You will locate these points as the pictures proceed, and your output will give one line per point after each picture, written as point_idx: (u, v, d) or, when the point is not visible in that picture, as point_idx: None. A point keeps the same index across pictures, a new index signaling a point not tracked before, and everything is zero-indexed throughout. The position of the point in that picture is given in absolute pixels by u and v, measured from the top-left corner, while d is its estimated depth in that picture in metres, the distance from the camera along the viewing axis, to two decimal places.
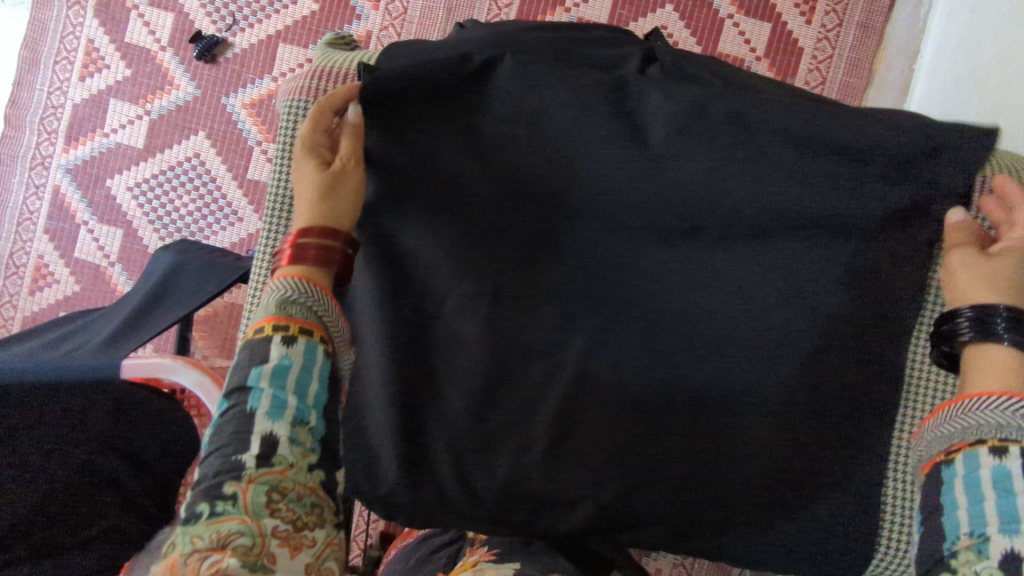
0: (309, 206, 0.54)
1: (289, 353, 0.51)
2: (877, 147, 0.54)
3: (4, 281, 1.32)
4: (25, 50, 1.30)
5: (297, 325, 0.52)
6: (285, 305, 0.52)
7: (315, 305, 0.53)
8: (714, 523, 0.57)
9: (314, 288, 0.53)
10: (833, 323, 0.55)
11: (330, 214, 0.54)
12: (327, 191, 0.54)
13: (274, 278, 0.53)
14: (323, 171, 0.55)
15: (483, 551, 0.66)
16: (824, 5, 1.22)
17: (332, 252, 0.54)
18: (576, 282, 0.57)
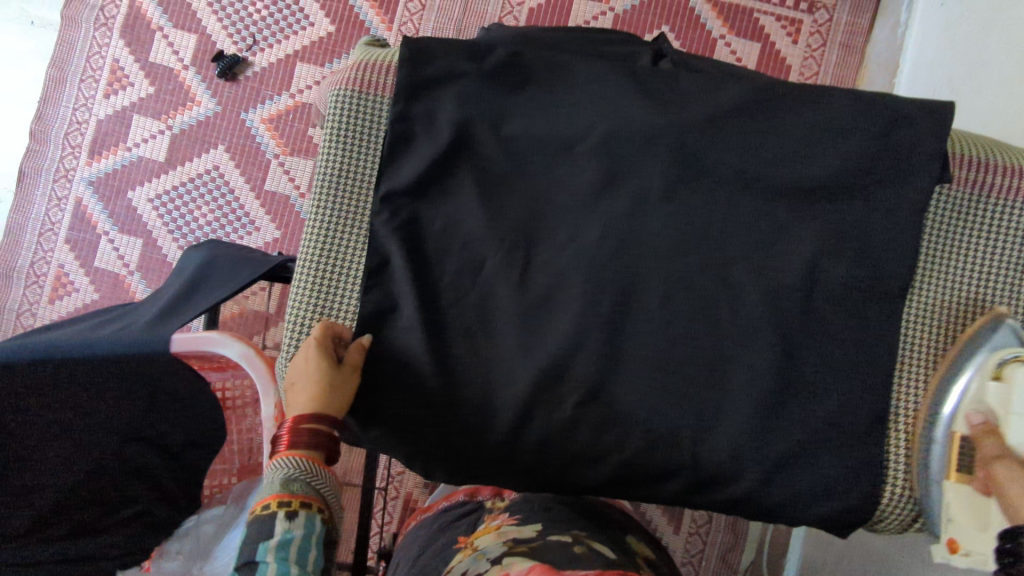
0: (319, 394, 0.58)
1: (291, 527, 0.53)
2: (862, 127, 0.61)
3: (24, 290, 1.35)
4: (52, 69, 1.36)
5: (298, 500, 0.55)
6: (287, 483, 0.55)
7: (314, 480, 0.57)
8: (732, 473, 0.62)
9: (312, 465, 0.57)
10: (828, 287, 0.61)
11: (329, 400, 0.59)
12: (329, 385, 0.58)
13: (275, 457, 0.58)
14: (330, 361, 0.59)
15: (504, 517, 0.76)
16: (808, 27, 1.32)
17: (322, 436, 0.58)
18: (600, 251, 0.62)
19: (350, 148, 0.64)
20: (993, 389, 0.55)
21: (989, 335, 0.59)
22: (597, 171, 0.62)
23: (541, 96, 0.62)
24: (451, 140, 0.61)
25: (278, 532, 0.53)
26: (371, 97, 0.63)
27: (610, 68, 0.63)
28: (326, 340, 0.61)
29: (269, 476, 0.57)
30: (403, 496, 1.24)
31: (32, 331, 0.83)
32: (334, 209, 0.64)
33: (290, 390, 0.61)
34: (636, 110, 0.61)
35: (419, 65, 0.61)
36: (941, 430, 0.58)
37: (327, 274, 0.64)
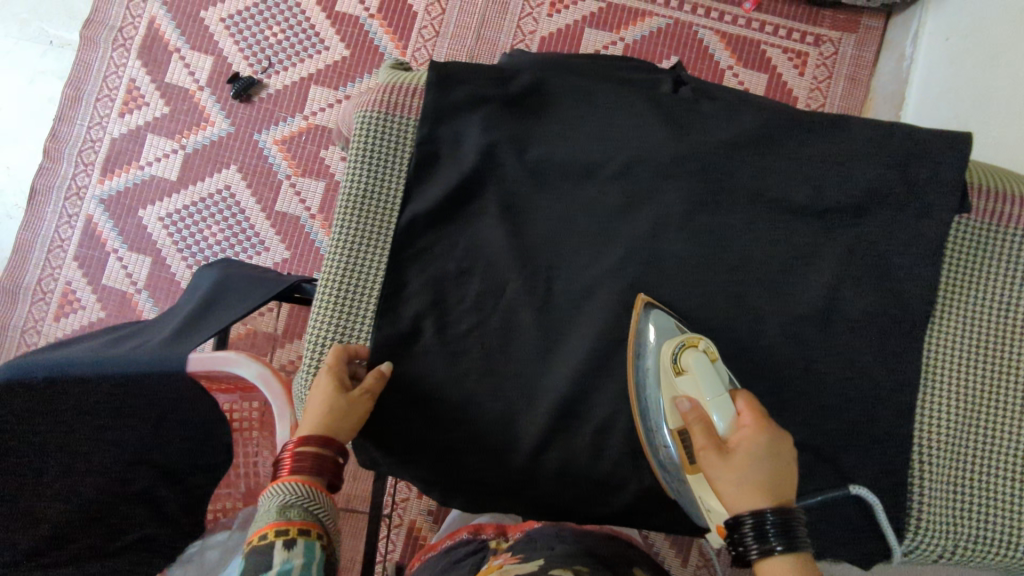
0: (326, 423, 0.58)
1: (290, 557, 0.53)
2: (882, 157, 0.62)
3: (30, 306, 1.34)
4: (68, 88, 1.38)
5: (296, 528, 0.54)
6: (283, 510, 0.54)
7: (311, 505, 0.56)
8: None
9: (313, 491, 0.56)
10: (850, 313, 0.62)
11: (337, 429, 0.58)
12: (337, 414, 0.58)
13: (276, 482, 0.57)
14: (342, 392, 0.59)
15: (507, 556, 0.71)
16: (814, 59, 1.34)
17: (327, 461, 0.57)
18: (623, 275, 0.62)
19: (376, 167, 0.65)
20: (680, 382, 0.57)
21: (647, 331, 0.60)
22: (620, 195, 0.63)
23: (565, 120, 0.64)
24: (477, 162, 0.62)
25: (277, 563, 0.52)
26: (399, 118, 0.65)
27: (633, 96, 0.64)
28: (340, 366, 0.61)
29: (267, 501, 0.56)
30: (407, 525, 1.21)
31: (51, 346, 0.82)
32: (358, 227, 0.64)
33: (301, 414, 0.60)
34: (657, 136, 0.62)
35: (445, 92, 0.63)
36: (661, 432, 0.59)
37: (349, 292, 0.64)
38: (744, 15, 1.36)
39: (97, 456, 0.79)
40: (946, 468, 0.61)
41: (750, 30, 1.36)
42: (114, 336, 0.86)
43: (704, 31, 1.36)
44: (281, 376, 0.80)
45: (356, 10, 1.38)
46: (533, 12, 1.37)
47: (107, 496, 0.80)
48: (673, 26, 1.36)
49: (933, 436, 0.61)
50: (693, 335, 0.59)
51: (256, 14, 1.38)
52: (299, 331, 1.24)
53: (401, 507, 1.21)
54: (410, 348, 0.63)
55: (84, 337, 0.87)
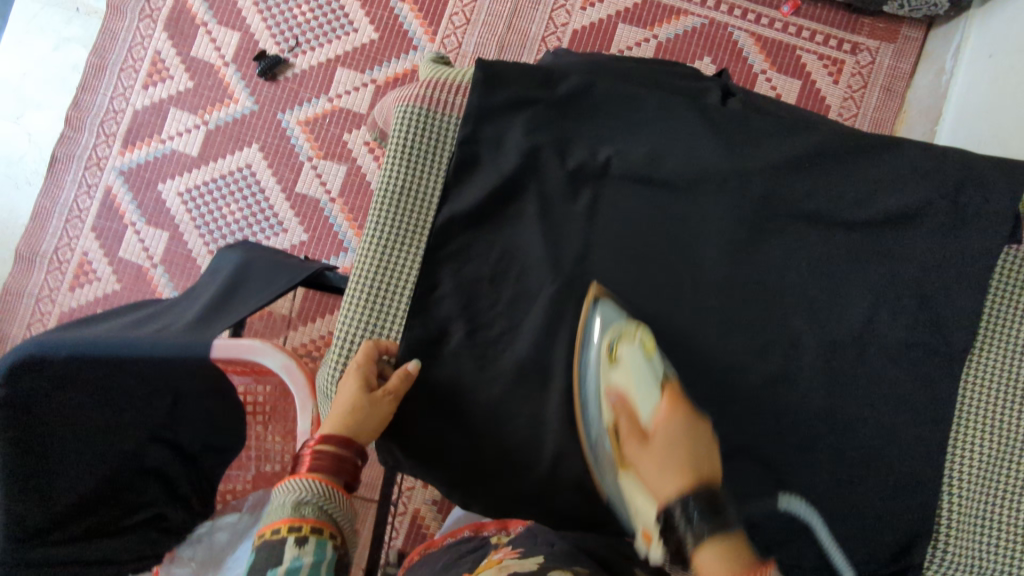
0: (350, 422, 0.59)
1: (300, 553, 0.53)
2: (916, 184, 0.63)
3: (45, 275, 1.34)
4: (93, 57, 1.36)
5: (309, 525, 0.55)
6: (298, 506, 0.55)
7: (326, 502, 0.56)
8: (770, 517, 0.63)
9: (329, 489, 0.57)
10: (889, 337, 0.63)
11: (359, 428, 0.59)
12: (360, 411, 0.59)
13: (293, 478, 0.58)
14: (365, 392, 0.60)
15: (507, 549, 0.67)
16: (850, 67, 1.32)
17: (344, 462, 0.59)
18: (652, 284, 0.65)
19: (416, 160, 0.67)
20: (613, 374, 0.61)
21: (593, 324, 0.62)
22: (653, 204, 0.65)
23: (606, 129, 0.66)
24: (518, 164, 0.64)
25: (288, 558, 0.53)
26: (441, 114, 0.68)
27: (674, 111, 0.65)
28: (367, 367, 0.62)
29: (282, 496, 0.57)
30: (411, 513, 1.20)
31: (73, 325, 0.81)
32: (395, 219, 0.67)
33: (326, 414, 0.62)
34: (703, 148, 0.64)
35: (491, 98, 0.65)
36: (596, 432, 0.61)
37: (382, 282, 0.66)
38: (782, 18, 1.33)
39: (109, 439, 0.77)
40: (973, 497, 0.62)
41: (786, 34, 1.33)
42: (136, 318, 0.85)
43: (739, 33, 1.33)
44: (305, 368, 0.82)
45: None
46: (567, 4, 1.35)
47: (114, 477, 0.79)
48: (708, 26, 1.33)
49: (965, 462, 0.62)
50: (632, 327, 0.62)
51: None
52: (315, 314, 1.24)
53: (406, 495, 1.20)
54: (443, 344, 0.64)
55: (102, 317, 0.86)
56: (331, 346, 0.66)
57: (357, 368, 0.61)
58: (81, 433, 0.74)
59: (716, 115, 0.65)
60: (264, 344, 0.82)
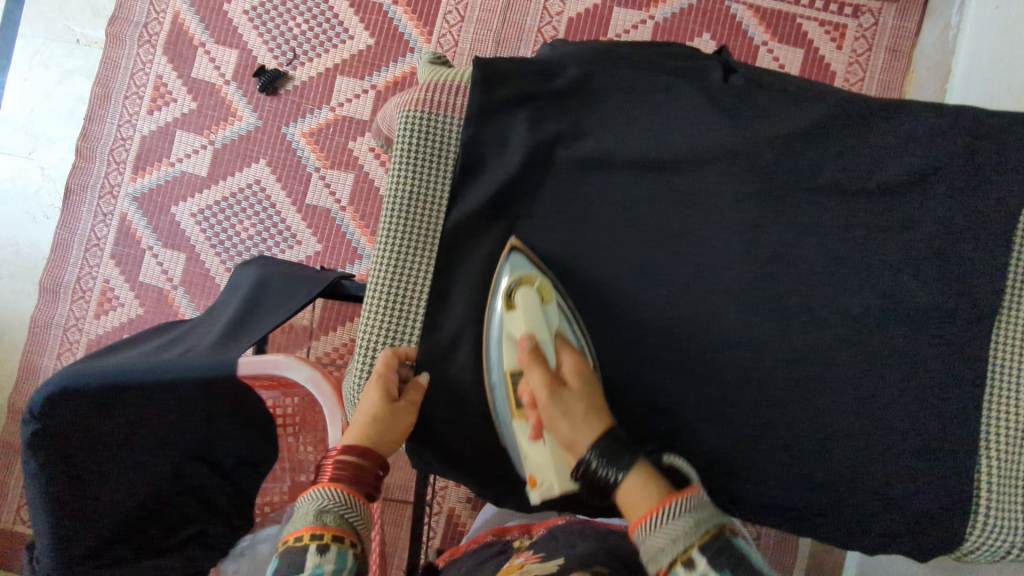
0: (369, 434, 0.62)
1: (321, 561, 0.53)
2: (930, 144, 0.62)
3: (70, 305, 1.36)
4: (97, 86, 1.38)
5: (330, 534, 0.55)
6: (320, 514, 0.56)
7: (346, 510, 0.57)
8: (802, 487, 0.64)
9: (349, 498, 0.58)
10: (913, 302, 0.63)
11: (379, 441, 0.62)
12: (378, 426, 0.61)
13: (316, 484, 0.59)
14: (383, 406, 0.61)
15: (528, 554, 0.69)
16: (853, 31, 1.30)
17: (365, 473, 0.60)
18: (665, 268, 0.66)
19: (422, 164, 0.68)
20: (513, 319, 0.66)
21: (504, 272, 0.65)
22: (661, 189, 0.66)
23: (610, 118, 0.66)
24: (523, 161, 0.65)
25: (310, 566, 0.53)
26: (443, 116, 0.68)
27: (677, 95, 0.65)
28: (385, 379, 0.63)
29: (305, 505, 0.58)
30: (446, 512, 1.21)
31: (101, 352, 0.83)
32: (405, 224, 0.67)
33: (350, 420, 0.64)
34: (708, 128, 0.64)
35: (493, 95, 0.65)
36: (496, 375, 0.65)
37: (397, 290, 0.67)
38: None
39: (144, 461, 0.78)
40: (1008, 458, 0.62)
41: (785, 3, 1.31)
42: (163, 340, 0.87)
43: (737, 6, 1.31)
44: (331, 379, 0.83)
45: None
46: None
47: (152, 500, 0.80)
48: (704, 2, 1.31)
49: (1003, 423, 0.63)
50: (532, 274, 0.66)
51: (279, 5, 1.37)
52: (334, 323, 1.25)
53: (440, 495, 1.22)
54: (465, 342, 0.66)
55: (127, 344, 0.87)
56: (353, 356, 0.68)
57: (377, 380, 0.62)
58: (113, 457, 0.76)
59: (720, 93, 0.65)
60: (288, 359, 0.82)
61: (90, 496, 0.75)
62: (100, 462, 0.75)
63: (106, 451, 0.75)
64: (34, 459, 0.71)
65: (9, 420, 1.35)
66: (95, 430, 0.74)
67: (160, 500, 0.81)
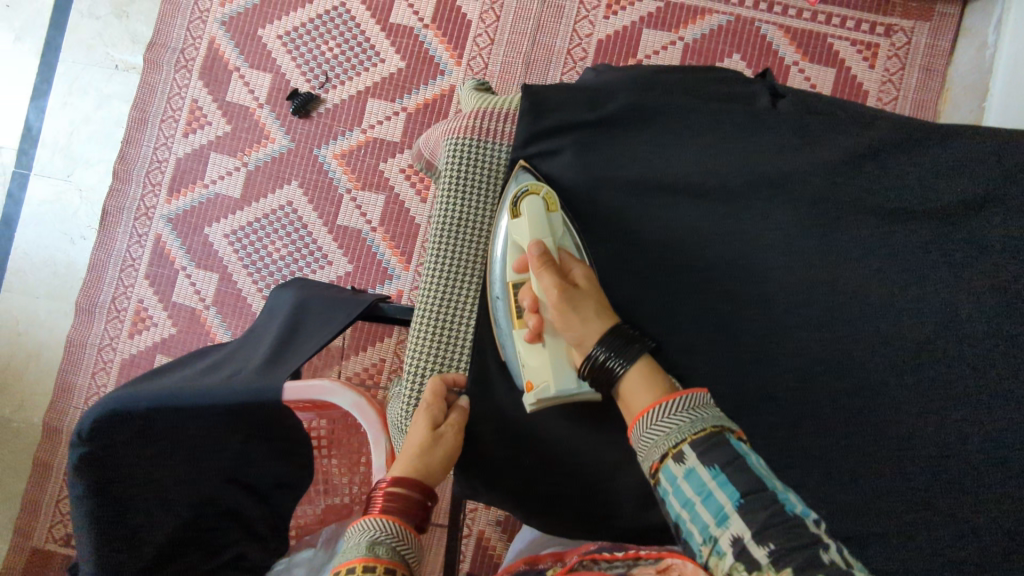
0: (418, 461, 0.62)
1: None
2: (984, 168, 0.61)
3: (105, 325, 1.38)
4: (135, 111, 1.41)
5: (383, 566, 0.53)
6: (371, 546, 0.54)
7: (398, 545, 0.55)
8: None
9: (401, 530, 0.56)
10: (974, 332, 0.60)
11: (428, 469, 0.63)
12: (427, 453, 0.63)
13: (366, 519, 0.58)
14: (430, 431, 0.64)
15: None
16: (886, 50, 1.29)
17: (416, 504, 0.60)
18: (713, 293, 0.66)
19: (469, 190, 0.69)
20: (518, 226, 0.64)
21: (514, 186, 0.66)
22: (709, 213, 0.65)
23: (656, 144, 0.66)
24: (570, 185, 0.67)
25: None
26: (491, 142, 0.69)
27: (723, 121, 0.66)
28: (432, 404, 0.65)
29: (356, 539, 0.56)
30: (476, 534, 1.20)
31: (146, 376, 0.84)
32: (454, 250, 0.69)
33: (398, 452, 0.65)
34: (755, 154, 0.64)
35: (540, 123, 0.66)
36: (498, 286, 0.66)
37: (445, 316, 0.69)
38: (809, 7, 1.31)
39: (188, 485, 0.78)
40: None
41: (816, 23, 1.31)
42: (207, 364, 0.87)
43: (767, 27, 1.31)
44: (375, 404, 0.83)
45: (410, 20, 1.38)
46: (590, 14, 1.35)
47: (192, 526, 0.80)
48: (734, 23, 1.32)
49: None
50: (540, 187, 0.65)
51: (312, 30, 1.39)
52: (366, 344, 1.26)
53: (470, 518, 1.20)
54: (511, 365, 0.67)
55: (175, 365, 0.89)
56: (403, 382, 0.70)
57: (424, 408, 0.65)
58: (158, 479, 0.76)
59: (766, 119, 0.65)
60: (333, 385, 0.82)
61: (134, 526, 0.75)
62: (146, 485, 0.75)
63: (153, 473, 0.76)
64: (81, 482, 0.72)
65: (43, 438, 1.36)
66: (140, 453, 0.75)
67: (197, 529, 0.80)
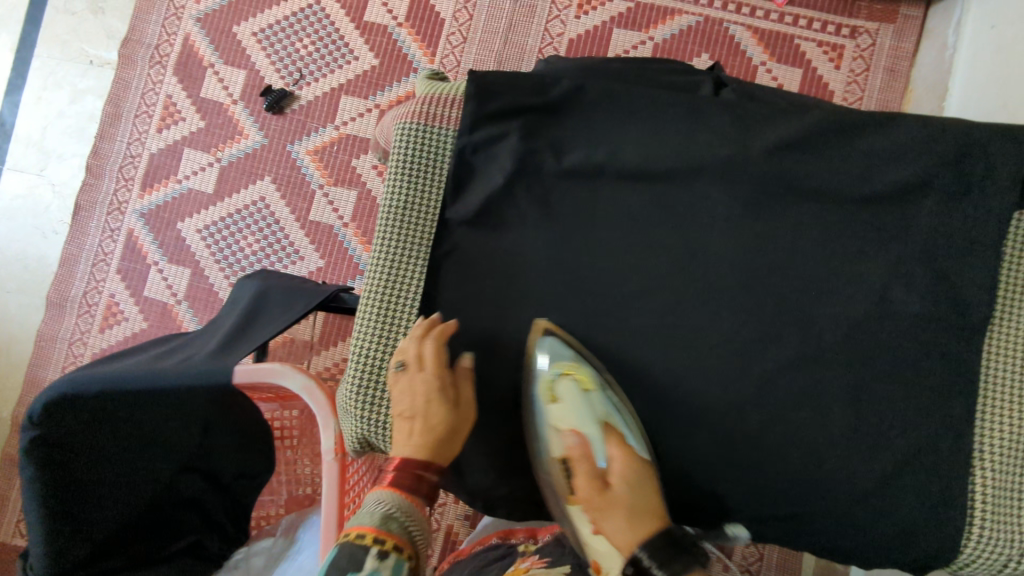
0: (435, 442, 0.64)
1: (380, 566, 0.58)
2: (913, 155, 0.64)
3: (76, 319, 1.38)
4: (109, 106, 1.42)
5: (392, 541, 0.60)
6: (386, 521, 0.61)
7: (410, 524, 0.63)
8: (789, 491, 0.65)
9: (413, 510, 0.63)
10: (905, 312, 0.64)
11: (442, 448, 0.64)
12: (448, 432, 0.64)
13: (379, 492, 0.64)
14: (449, 409, 0.64)
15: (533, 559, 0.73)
16: (851, 52, 1.31)
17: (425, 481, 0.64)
18: (658, 277, 0.67)
19: (416, 174, 0.71)
20: (558, 411, 0.69)
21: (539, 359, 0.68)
22: (650, 198, 0.67)
23: (600, 131, 0.68)
24: (514, 170, 0.68)
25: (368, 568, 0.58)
26: (437, 128, 0.71)
27: (665, 109, 0.68)
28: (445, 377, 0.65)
29: (371, 507, 0.63)
30: (444, 529, 1.19)
31: (101, 361, 0.84)
32: (402, 233, 0.70)
33: (407, 423, 0.65)
34: (694, 141, 0.66)
35: (486, 110, 0.68)
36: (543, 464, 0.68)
37: (390, 300, 0.70)
38: (777, 9, 1.33)
39: (148, 468, 0.79)
40: (1004, 471, 0.62)
41: (784, 24, 1.33)
42: (163, 350, 0.88)
43: (735, 27, 1.33)
44: (325, 388, 0.82)
45: (384, 18, 1.39)
46: (561, 14, 1.36)
47: (151, 509, 0.80)
48: (703, 23, 1.33)
49: (995, 440, 0.63)
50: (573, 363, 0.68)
51: (287, 28, 1.40)
52: (335, 339, 1.24)
53: (439, 512, 1.20)
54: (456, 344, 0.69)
55: (128, 352, 0.89)
56: (348, 366, 0.70)
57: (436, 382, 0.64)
58: (119, 462, 0.77)
59: (705, 108, 0.67)
60: (283, 367, 0.82)
61: (85, 511, 0.74)
62: (106, 467, 0.76)
63: (113, 455, 0.76)
64: (32, 467, 0.70)
65: (12, 432, 1.36)
66: (98, 436, 0.75)
67: (146, 517, 0.80)
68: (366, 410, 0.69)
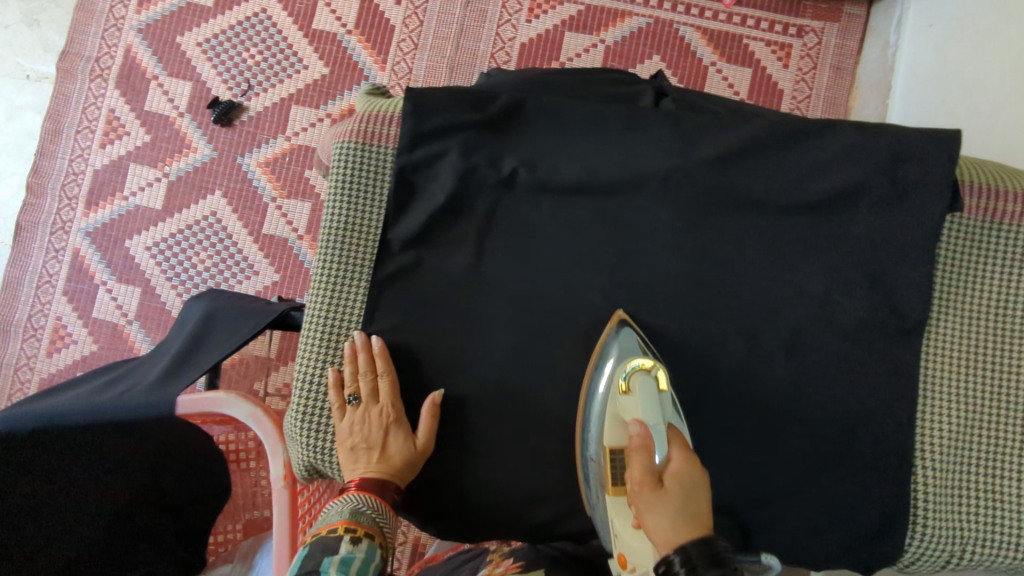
0: (395, 469, 0.64)
1: (354, 550, 0.59)
2: (847, 162, 0.65)
3: (21, 343, 1.33)
4: (48, 122, 1.37)
5: (364, 529, 0.61)
6: (355, 514, 0.61)
7: (382, 519, 0.63)
8: (742, 498, 0.65)
9: (383, 507, 0.63)
10: (846, 315, 0.65)
11: (402, 474, 0.65)
12: (408, 460, 0.65)
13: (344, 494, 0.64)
14: (410, 439, 0.65)
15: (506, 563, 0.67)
16: (798, 51, 1.33)
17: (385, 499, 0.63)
18: (604, 290, 0.67)
19: (356, 193, 0.69)
20: (628, 402, 0.62)
21: (613, 343, 0.65)
22: (595, 211, 0.68)
23: (542, 144, 0.68)
24: (457, 186, 0.68)
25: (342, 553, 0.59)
26: (376, 145, 0.69)
27: (606, 121, 0.68)
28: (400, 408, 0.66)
29: (341, 503, 0.64)
30: (412, 541, 1.15)
31: (44, 396, 0.82)
32: (344, 255, 0.69)
33: (371, 454, 0.64)
34: (635, 153, 0.67)
35: (425, 125, 0.67)
36: (594, 447, 0.64)
37: (334, 323, 0.69)
38: (725, 10, 1.34)
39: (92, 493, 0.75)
40: (942, 467, 0.65)
41: (732, 24, 1.34)
42: (109, 380, 0.86)
43: (684, 28, 1.34)
44: (272, 413, 0.79)
45: (334, 26, 1.37)
46: (512, 19, 1.36)
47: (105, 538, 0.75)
48: (652, 25, 1.34)
49: (933, 437, 0.65)
50: (648, 359, 0.63)
51: (232, 37, 1.37)
52: (293, 354, 1.21)
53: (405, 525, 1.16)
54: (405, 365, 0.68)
55: (71, 383, 0.87)
56: (292, 394, 0.69)
57: (391, 411, 0.65)
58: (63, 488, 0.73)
59: (646, 120, 0.67)
60: (228, 396, 0.78)
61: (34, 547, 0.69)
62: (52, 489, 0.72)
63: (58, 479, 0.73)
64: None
65: None
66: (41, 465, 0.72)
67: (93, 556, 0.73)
68: (312, 437, 0.68)
